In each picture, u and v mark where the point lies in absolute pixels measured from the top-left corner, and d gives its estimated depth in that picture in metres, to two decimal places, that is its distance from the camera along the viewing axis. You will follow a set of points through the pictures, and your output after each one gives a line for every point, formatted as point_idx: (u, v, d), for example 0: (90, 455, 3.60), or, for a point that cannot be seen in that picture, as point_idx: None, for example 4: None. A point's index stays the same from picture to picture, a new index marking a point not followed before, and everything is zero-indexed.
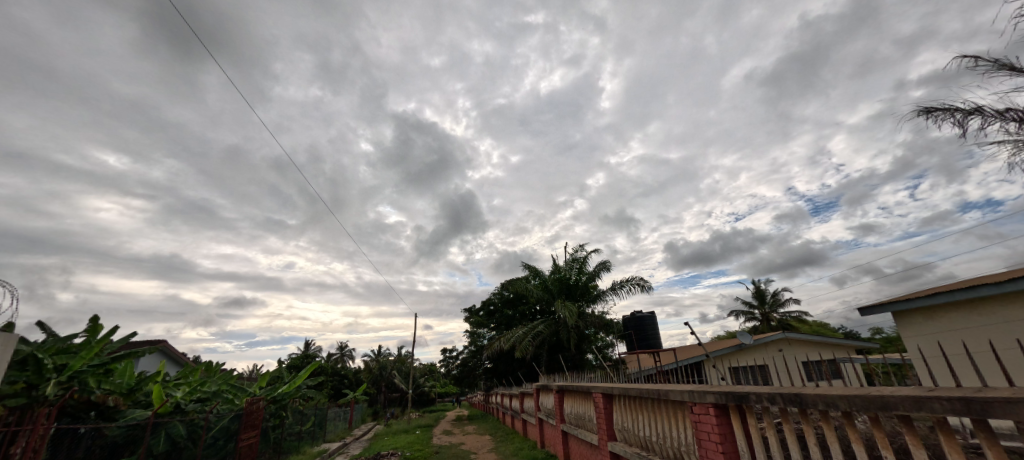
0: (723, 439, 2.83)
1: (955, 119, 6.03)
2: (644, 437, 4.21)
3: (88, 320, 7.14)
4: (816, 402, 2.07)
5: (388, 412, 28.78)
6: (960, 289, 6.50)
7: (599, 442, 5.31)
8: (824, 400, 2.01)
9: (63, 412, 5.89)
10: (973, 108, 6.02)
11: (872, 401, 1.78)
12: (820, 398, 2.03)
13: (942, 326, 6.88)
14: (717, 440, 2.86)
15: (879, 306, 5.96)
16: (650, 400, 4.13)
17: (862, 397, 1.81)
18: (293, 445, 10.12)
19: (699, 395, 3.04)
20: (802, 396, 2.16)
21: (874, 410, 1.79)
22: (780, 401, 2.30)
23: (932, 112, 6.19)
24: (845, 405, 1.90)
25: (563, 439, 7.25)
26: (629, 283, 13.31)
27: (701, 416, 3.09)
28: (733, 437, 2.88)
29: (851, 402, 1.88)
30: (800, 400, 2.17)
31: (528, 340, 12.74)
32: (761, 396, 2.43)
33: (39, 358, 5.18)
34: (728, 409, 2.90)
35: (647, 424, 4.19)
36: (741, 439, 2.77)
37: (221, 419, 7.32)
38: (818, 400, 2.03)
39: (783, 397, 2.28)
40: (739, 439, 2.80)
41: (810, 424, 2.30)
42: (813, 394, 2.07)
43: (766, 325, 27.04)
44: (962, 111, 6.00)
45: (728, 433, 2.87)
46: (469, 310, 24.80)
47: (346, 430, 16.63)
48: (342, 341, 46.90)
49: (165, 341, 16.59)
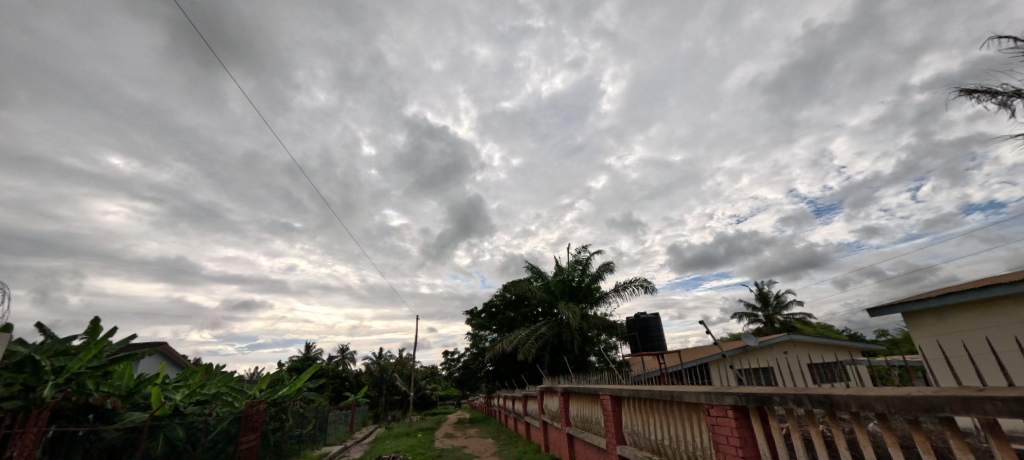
0: (742, 442, 2.73)
1: (996, 100, 5.97)
2: (656, 440, 4.12)
3: (88, 321, 7.09)
4: (848, 404, 1.96)
5: (389, 415, 28.58)
6: (975, 288, 6.34)
7: (607, 445, 5.18)
8: (857, 402, 1.91)
9: (60, 414, 5.78)
10: (1015, 90, 5.92)
11: (915, 402, 1.68)
12: (853, 399, 1.93)
13: (958, 326, 6.71)
14: (736, 444, 2.76)
15: (888, 305, 5.76)
16: (661, 402, 4.04)
17: (902, 398, 1.72)
18: (295, 449, 10.00)
19: (717, 397, 2.92)
20: (830, 397, 2.06)
21: (916, 411, 1.69)
22: (807, 402, 2.19)
23: (972, 94, 6.12)
24: (882, 407, 1.81)
25: (568, 442, 7.14)
26: (631, 284, 13.15)
27: (719, 419, 2.99)
28: (753, 440, 2.78)
29: (890, 403, 1.77)
30: (830, 402, 2.06)
31: (531, 342, 12.57)
32: (786, 397, 2.33)
33: (37, 360, 5.16)
34: (748, 411, 2.80)
35: (658, 428, 4.10)
36: (763, 442, 2.67)
37: (220, 422, 7.11)
38: (850, 400, 1.93)
39: (810, 398, 2.17)
40: (760, 442, 2.69)
41: (839, 426, 2.20)
42: (845, 395, 1.96)
43: (769, 326, 26.85)
44: (1003, 93, 5.93)
45: (749, 436, 2.76)
46: (471, 311, 24.60)
47: (346, 433, 16.44)
48: (344, 344, 47.14)
49: (167, 342, 16.64)
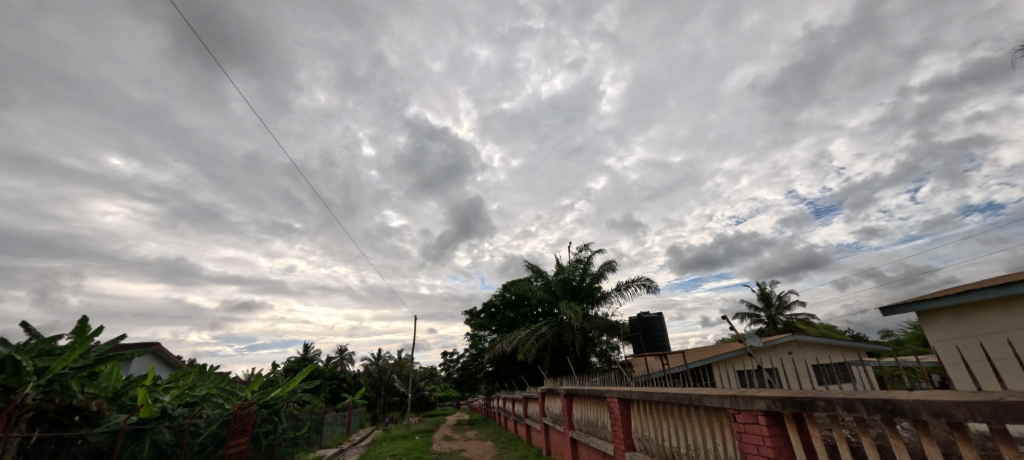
0: (778, 453, 2.49)
1: None
2: (670, 447, 3.91)
3: (76, 321, 6.88)
4: (917, 411, 1.62)
5: (387, 416, 28.33)
6: (995, 286, 6.09)
7: (615, 451, 4.97)
8: (930, 409, 1.57)
9: (44, 417, 5.57)
10: None
11: (1009, 409, 1.33)
12: (924, 406, 1.59)
13: (977, 326, 6.46)
14: (769, 454, 2.53)
15: (903, 304, 5.54)
16: (677, 406, 3.83)
17: (992, 404, 1.37)
18: (288, 452, 9.77)
19: (746, 401, 2.68)
20: (892, 401, 1.71)
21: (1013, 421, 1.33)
22: (860, 409, 1.85)
23: None
24: (964, 415, 1.46)
25: (571, 446, 6.92)
26: (634, 284, 12.93)
27: (747, 426, 2.77)
28: (789, 450, 2.54)
29: (976, 411, 1.42)
30: (892, 408, 1.72)
31: (532, 342, 12.34)
32: (832, 402, 1.99)
33: (18, 361, 4.95)
34: (782, 417, 2.56)
35: (673, 434, 3.89)
36: (801, 452, 2.42)
37: (209, 425, 6.89)
38: (920, 408, 1.60)
39: (864, 404, 1.82)
40: (798, 452, 2.45)
41: (898, 434, 1.87)
42: (910, 401, 1.63)
43: (772, 327, 26.64)
44: None
45: (784, 445, 2.53)
46: (470, 311, 24.39)
47: (342, 436, 16.19)
48: (342, 345, 46.87)
49: (160, 342, 16.40)
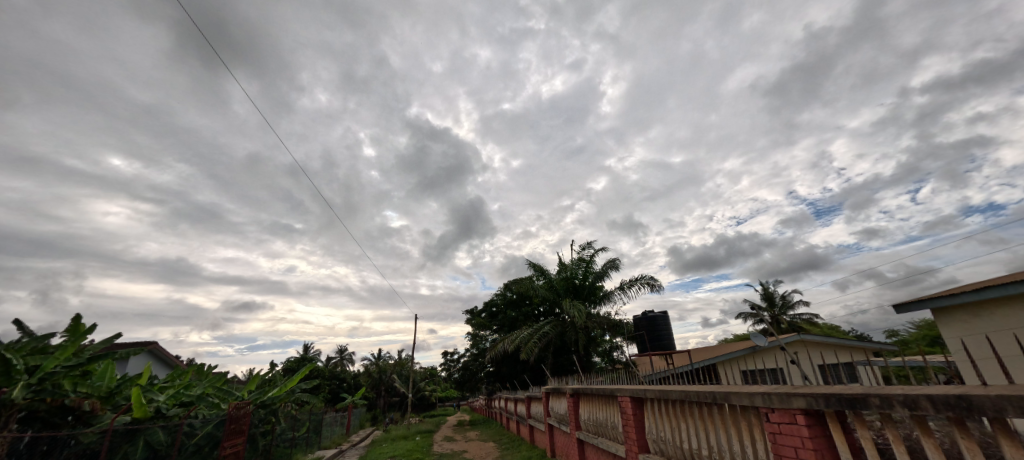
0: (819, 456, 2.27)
1: None
2: (690, 449, 3.73)
3: (69, 319, 6.75)
4: (996, 408, 1.42)
5: (386, 417, 28.20)
6: (1013, 282, 5.92)
7: (627, 452, 4.83)
8: (1014, 405, 1.37)
9: (35, 417, 5.44)
10: None
11: None
12: (1007, 402, 1.38)
13: (994, 323, 6.29)
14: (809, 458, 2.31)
15: (917, 300, 5.40)
16: (697, 406, 3.65)
17: None
18: (285, 453, 9.64)
19: (781, 400, 2.44)
20: (967, 398, 1.50)
21: None
22: (925, 407, 1.64)
23: None
24: None
25: (578, 447, 6.78)
26: (638, 282, 12.78)
27: (782, 426, 2.55)
28: (832, 452, 2.32)
29: None
30: (965, 405, 1.51)
31: (534, 341, 12.19)
32: (890, 400, 1.77)
33: (9, 358, 4.83)
34: (823, 416, 2.34)
35: (693, 435, 3.71)
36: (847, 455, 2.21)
37: (205, 425, 6.76)
38: (1002, 404, 1.39)
39: (932, 401, 1.61)
40: (842, 454, 2.24)
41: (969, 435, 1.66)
42: (990, 397, 1.42)
43: (775, 327, 26.49)
44: None
45: (827, 447, 2.31)
46: (471, 311, 24.24)
47: (342, 436, 16.05)
48: (341, 345, 46.72)
49: (157, 342, 16.25)
